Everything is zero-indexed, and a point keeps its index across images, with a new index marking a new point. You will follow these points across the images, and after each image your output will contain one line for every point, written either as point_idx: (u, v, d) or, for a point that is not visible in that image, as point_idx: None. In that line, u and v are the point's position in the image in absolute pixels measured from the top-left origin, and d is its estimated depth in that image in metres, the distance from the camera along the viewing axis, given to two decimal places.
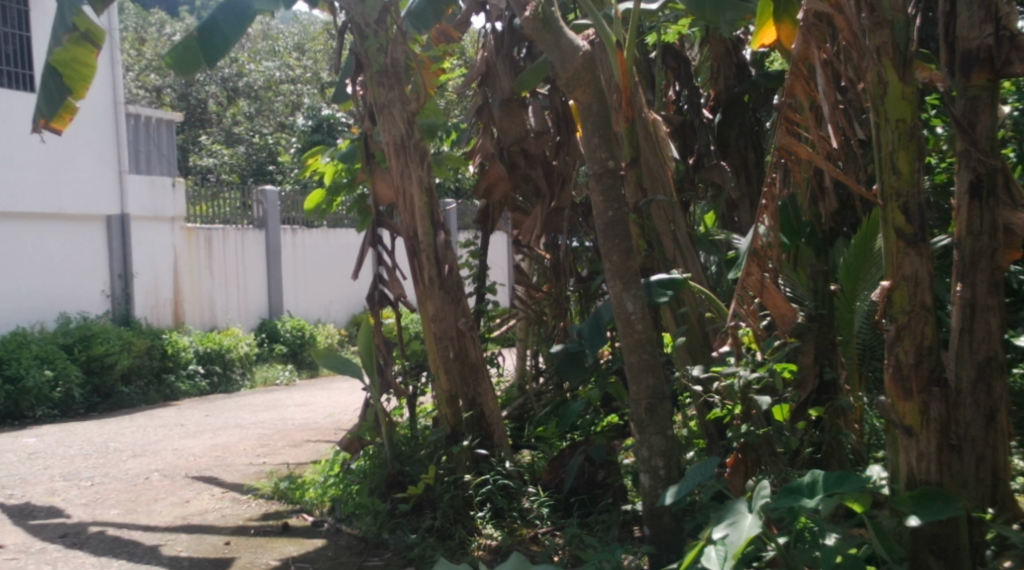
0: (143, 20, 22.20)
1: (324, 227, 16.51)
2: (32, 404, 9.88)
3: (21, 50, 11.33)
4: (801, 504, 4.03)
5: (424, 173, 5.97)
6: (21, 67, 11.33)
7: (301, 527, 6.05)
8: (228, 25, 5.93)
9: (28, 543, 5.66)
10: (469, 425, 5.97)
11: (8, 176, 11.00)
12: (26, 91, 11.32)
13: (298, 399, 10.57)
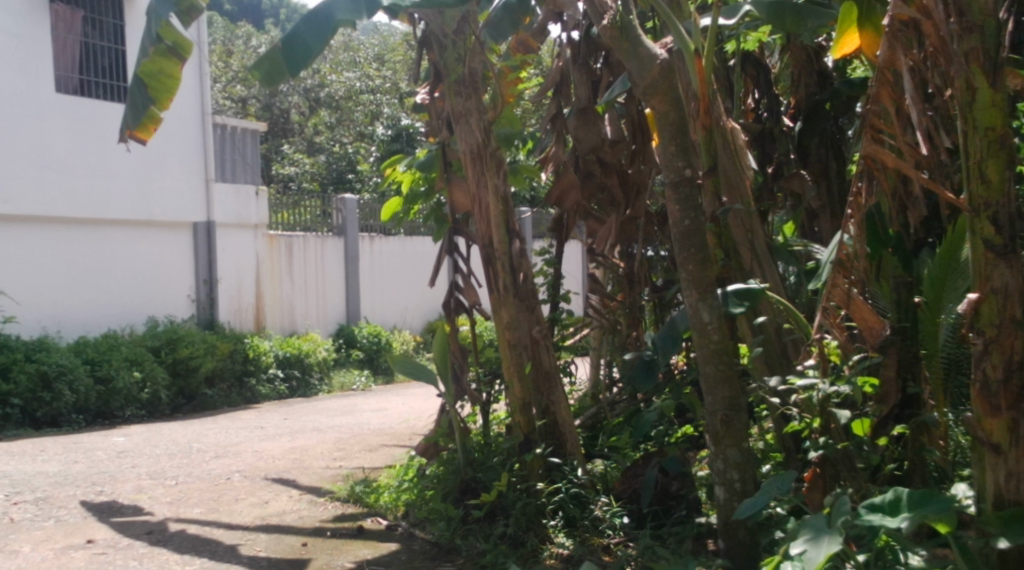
0: (231, 34, 23.74)
1: (401, 235, 16.72)
2: (122, 404, 10.24)
3: (115, 63, 11.79)
4: (883, 523, 3.92)
5: (500, 182, 6.02)
6: (116, 80, 11.81)
7: (376, 530, 6.14)
8: (310, 34, 6.06)
9: (116, 539, 5.86)
10: (542, 434, 5.99)
11: (100, 184, 11.42)
12: (118, 102, 11.75)
13: (374, 404, 10.72)
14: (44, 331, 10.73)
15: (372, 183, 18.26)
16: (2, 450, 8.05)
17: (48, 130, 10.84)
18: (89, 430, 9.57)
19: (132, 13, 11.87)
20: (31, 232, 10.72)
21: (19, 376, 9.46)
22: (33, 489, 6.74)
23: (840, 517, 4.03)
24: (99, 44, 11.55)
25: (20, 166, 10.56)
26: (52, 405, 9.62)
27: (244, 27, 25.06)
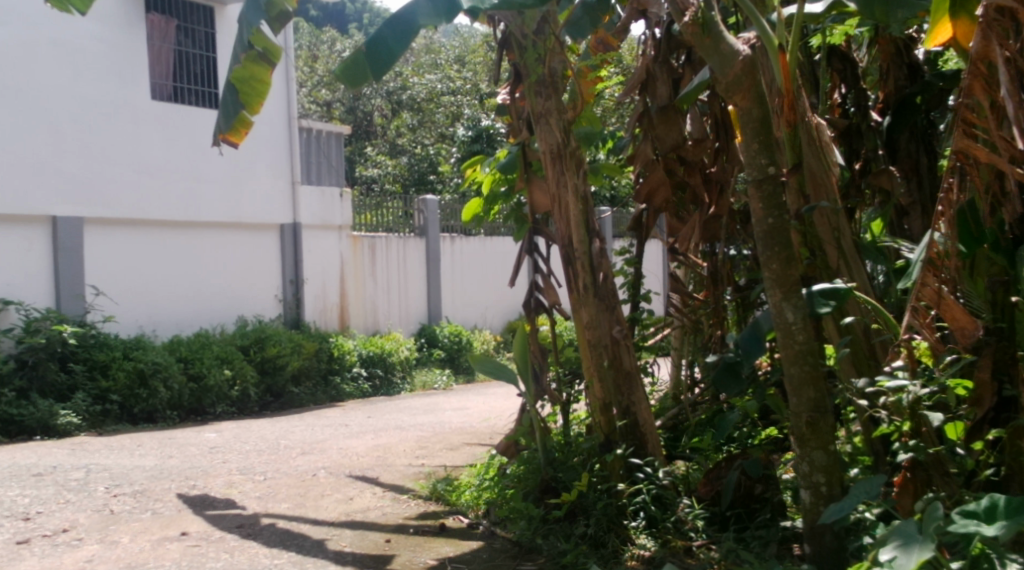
0: (316, 39, 24.86)
1: (481, 235, 16.84)
2: (214, 401, 10.53)
3: (206, 70, 12.14)
4: (980, 530, 3.80)
5: (580, 182, 6.01)
6: (207, 86, 12.15)
7: (457, 529, 6.21)
8: (392, 37, 6.13)
9: (208, 532, 6.04)
10: (623, 434, 5.98)
11: (193, 188, 11.76)
12: (211, 108, 12.10)
13: (455, 403, 10.81)
14: (141, 330, 11.11)
15: (454, 184, 18.34)
16: (100, 444, 8.37)
17: (145, 137, 11.21)
18: (184, 427, 9.87)
19: (222, 22, 12.28)
20: (128, 235, 11.11)
21: (117, 373, 9.82)
22: (131, 482, 6.98)
23: (931, 524, 3.92)
24: (191, 52, 11.92)
25: (118, 171, 10.96)
26: (149, 401, 9.94)
27: (330, 32, 25.53)
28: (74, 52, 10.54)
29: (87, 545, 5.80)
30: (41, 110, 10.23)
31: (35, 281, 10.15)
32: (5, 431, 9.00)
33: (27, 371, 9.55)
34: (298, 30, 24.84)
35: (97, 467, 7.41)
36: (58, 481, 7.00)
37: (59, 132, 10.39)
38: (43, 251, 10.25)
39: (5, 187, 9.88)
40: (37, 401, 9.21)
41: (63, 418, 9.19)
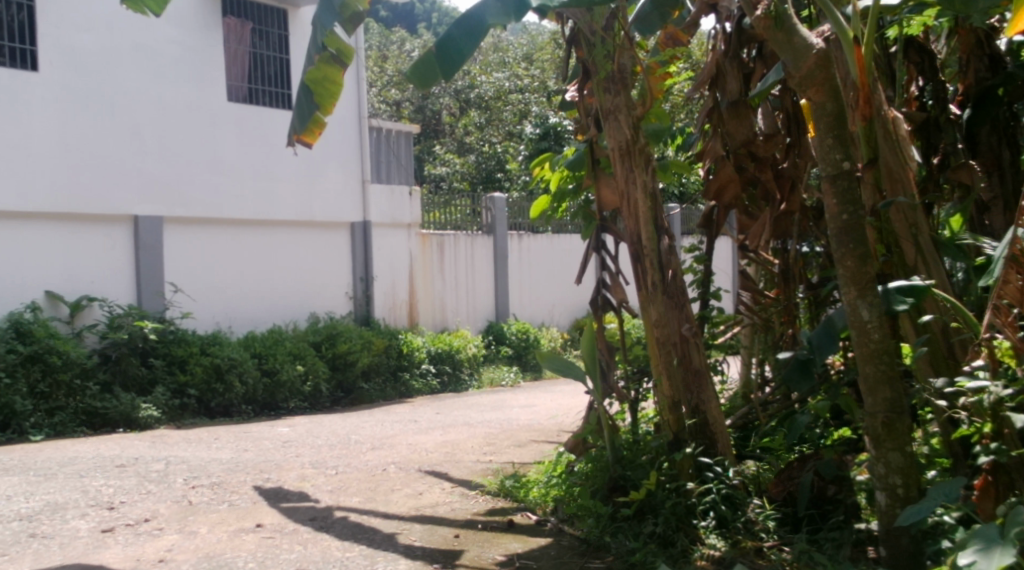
0: (387, 39, 25.15)
1: (549, 233, 16.81)
2: (287, 396, 10.75)
3: (280, 71, 12.36)
4: None
5: (650, 179, 5.95)
6: (280, 87, 12.34)
7: (525, 525, 6.24)
8: (463, 37, 6.17)
9: (282, 524, 6.17)
10: (692, 433, 5.92)
11: (266, 187, 12.03)
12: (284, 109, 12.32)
13: (523, 400, 10.84)
14: (217, 326, 11.36)
15: (521, 182, 18.31)
16: (178, 437, 8.62)
17: (221, 137, 11.49)
18: (259, 421, 10.10)
19: (296, 23, 12.47)
20: (205, 233, 11.38)
21: (195, 368, 10.10)
22: (208, 474, 7.17)
23: (1014, 527, 3.82)
24: (265, 54, 12.16)
25: (196, 171, 11.24)
26: (225, 396, 10.20)
27: (399, 32, 25.76)
28: (154, 56, 10.84)
29: (167, 534, 5.98)
30: (124, 114, 10.55)
31: (117, 279, 10.47)
32: (90, 422, 9.36)
33: (110, 366, 9.90)
34: (368, 30, 25.05)
35: (176, 459, 7.63)
36: (140, 472, 7.23)
37: (140, 135, 10.70)
38: (125, 250, 10.56)
39: (88, 189, 10.21)
40: (119, 394, 9.54)
41: (144, 411, 9.48)
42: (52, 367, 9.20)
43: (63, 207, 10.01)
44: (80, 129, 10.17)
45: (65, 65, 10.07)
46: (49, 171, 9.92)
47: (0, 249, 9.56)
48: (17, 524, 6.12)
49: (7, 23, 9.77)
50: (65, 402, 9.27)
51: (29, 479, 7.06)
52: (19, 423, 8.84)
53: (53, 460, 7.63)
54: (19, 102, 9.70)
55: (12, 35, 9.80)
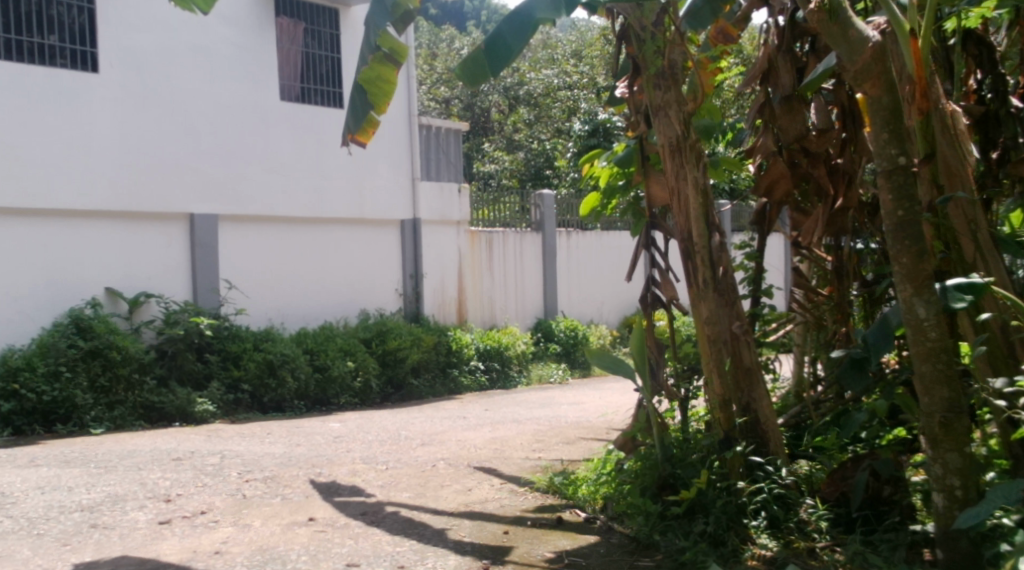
0: (436, 38, 25.24)
1: (598, 229, 16.77)
2: (338, 391, 10.86)
3: (332, 71, 12.48)
4: None
5: (700, 175, 5.90)
6: (331, 86, 12.44)
7: (575, 522, 6.24)
8: (511, 34, 6.17)
9: (334, 518, 6.24)
10: (743, 432, 5.86)
11: (319, 184, 12.16)
12: (336, 107, 12.43)
13: (572, 397, 10.82)
14: (270, 322, 11.53)
15: (569, 179, 18.25)
16: (233, 432, 8.76)
17: (274, 136, 11.65)
18: (311, 416, 10.23)
19: (347, 23, 12.62)
20: (259, 230, 11.55)
21: (248, 364, 10.27)
22: (261, 468, 7.28)
23: None
24: (318, 53, 12.28)
25: (249, 169, 11.41)
26: (278, 391, 10.36)
27: (448, 30, 25.82)
28: (210, 57, 11.02)
29: (222, 527, 6.09)
30: (180, 113, 10.74)
31: (174, 276, 10.68)
32: (148, 416, 9.56)
33: (166, 360, 10.10)
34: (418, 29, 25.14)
35: (231, 453, 7.76)
36: (195, 465, 7.37)
37: (196, 134, 10.89)
38: (181, 247, 10.77)
39: (146, 187, 10.42)
40: (176, 389, 9.75)
41: (199, 406, 9.71)
42: (111, 362, 9.42)
43: (123, 205, 10.22)
44: (139, 129, 10.38)
45: (125, 67, 10.28)
46: (109, 170, 10.13)
47: (65, 248, 9.81)
48: (78, 515, 6.28)
49: (68, 26, 9.94)
50: (123, 396, 9.48)
51: (90, 471, 7.24)
52: (79, 417, 9.09)
53: (112, 453, 7.81)
54: (80, 103, 9.91)
55: (73, 38, 9.97)
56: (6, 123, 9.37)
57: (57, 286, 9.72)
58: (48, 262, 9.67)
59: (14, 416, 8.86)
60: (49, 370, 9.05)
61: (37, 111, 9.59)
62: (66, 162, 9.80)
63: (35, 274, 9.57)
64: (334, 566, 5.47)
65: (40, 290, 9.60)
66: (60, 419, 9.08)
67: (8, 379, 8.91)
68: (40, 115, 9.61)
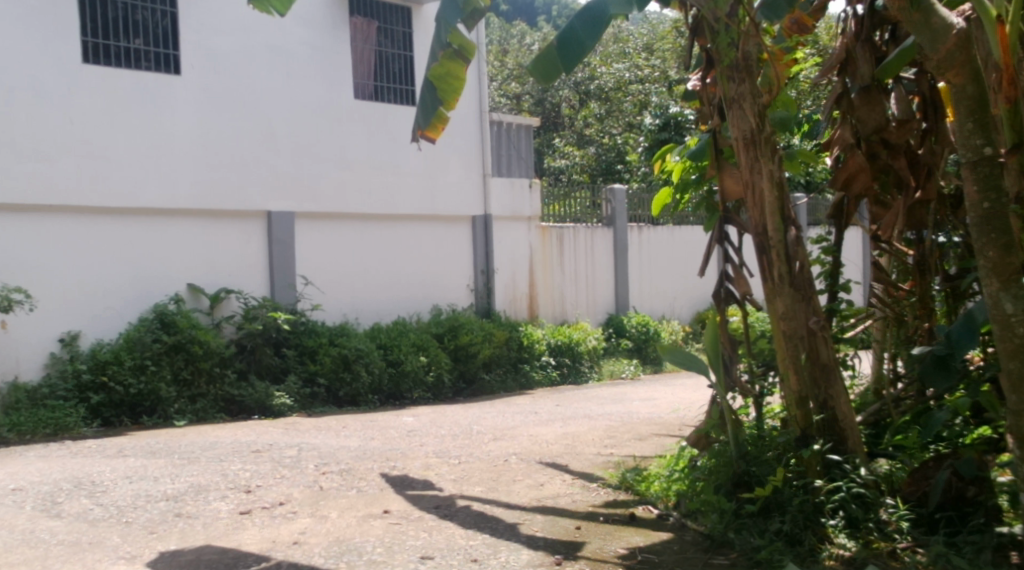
0: (507, 34, 25.25)
1: (670, 224, 16.56)
2: (411, 386, 10.97)
3: (404, 69, 12.58)
4: None
5: (775, 168, 5.78)
6: (403, 84, 12.55)
7: (648, 519, 6.21)
8: (584, 31, 6.16)
9: (408, 511, 6.31)
10: (820, 429, 5.76)
11: (392, 182, 12.29)
12: (408, 105, 12.54)
13: (644, 393, 10.74)
14: (345, 318, 11.74)
15: (641, 174, 18.08)
16: (310, 425, 8.93)
17: (347, 134, 11.80)
18: (384, 411, 10.36)
19: (419, 22, 12.71)
20: (333, 228, 11.75)
21: (324, 358, 10.45)
22: (338, 461, 7.40)
23: None
24: (390, 52, 12.40)
25: (324, 167, 11.59)
26: (352, 385, 10.49)
27: (519, 26, 25.79)
28: (286, 57, 11.22)
29: (300, 517, 6.22)
30: (257, 113, 10.96)
31: (252, 272, 10.93)
32: (228, 409, 9.86)
33: (245, 355, 10.33)
34: (489, 25, 25.07)
35: (308, 445, 7.91)
36: (274, 457, 7.53)
37: (273, 133, 11.10)
38: (259, 244, 11.01)
39: (225, 186, 10.67)
40: (255, 382, 10.00)
41: (278, 399, 9.91)
42: (193, 356, 9.69)
43: (203, 204, 10.48)
44: (219, 129, 10.62)
45: (205, 69, 10.52)
46: (190, 170, 10.39)
47: (148, 246, 10.11)
48: (164, 504, 6.47)
49: (152, 29, 10.24)
50: (205, 389, 9.76)
51: (174, 461, 7.46)
52: (164, 409, 9.40)
53: (196, 444, 8.03)
54: (163, 105, 10.17)
55: (157, 41, 10.26)
56: (92, 125, 9.67)
57: (141, 282, 10.03)
58: (132, 258, 9.98)
59: (102, 408, 9.20)
60: (135, 363, 9.35)
61: (121, 113, 9.88)
62: (149, 163, 10.08)
63: (120, 271, 9.88)
64: (408, 558, 5.52)
65: (125, 286, 9.91)
66: (146, 411, 9.39)
67: (97, 372, 9.24)
68: (124, 117, 9.90)
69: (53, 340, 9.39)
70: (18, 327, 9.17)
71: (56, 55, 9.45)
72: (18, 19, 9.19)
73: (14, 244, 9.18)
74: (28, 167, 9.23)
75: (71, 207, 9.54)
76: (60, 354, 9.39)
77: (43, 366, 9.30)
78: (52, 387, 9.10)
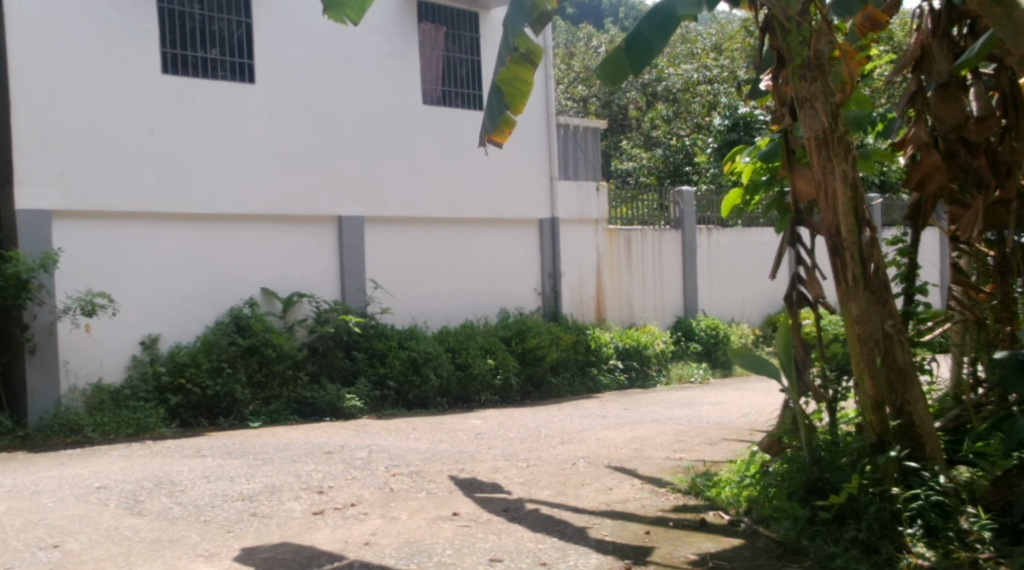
0: (575, 36, 25.17)
1: (740, 226, 16.33)
2: (479, 389, 11.02)
3: (472, 74, 12.62)
4: None
5: (849, 168, 5.67)
6: (472, 88, 12.61)
7: (718, 524, 6.13)
8: (652, 32, 6.11)
9: (477, 513, 6.33)
10: (897, 435, 5.61)
11: (458, 186, 12.34)
12: (476, 109, 12.58)
13: (713, 397, 10.62)
14: (413, 320, 11.83)
15: (710, 175, 17.87)
16: (380, 427, 9.03)
17: (417, 139, 11.90)
18: (452, 413, 10.43)
19: (486, 27, 12.75)
20: (403, 231, 11.88)
21: (394, 361, 10.56)
22: (408, 463, 7.48)
23: None
24: (458, 57, 12.46)
25: (394, 172, 11.71)
26: (421, 388, 10.58)
27: (585, 29, 25.69)
28: (357, 65, 11.38)
29: (372, 518, 6.29)
30: (329, 120, 11.13)
31: (324, 276, 11.10)
32: (301, 411, 10.06)
33: (317, 358, 10.49)
34: (555, 29, 24.95)
35: (378, 447, 8.01)
36: (346, 459, 7.64)
37: (344, 140, 11.25)
38: (330, 249, 11.17)
39: (297, 191, 10.85)
40: (326, 385, 10.18)
41: (348, 401, 10.07)
42: (268, 359, 9.90)
43: (276, 209, 10.68)
44: (292, 136, 10.81)
45: (278, 77, 10.74)
46: (264, 176, 10.60)
47: (223, 252, 10.34)
48: (240, 504, 6.61)
49: (228, 39, 10.46)
50: (278, 391, 9.99)
51: (250, 462, 7.62)
52: (239, 411, 9.67)
53: (270, 445, 8.19)
54: (237, 113, 10.40)
55: (232, 51, 10.48)
56: (171, 133, 9.93)
57: (218, 286, 10.27)
58: (210, 263, 10.23)
59: (181, 409, 9.47)
60: (212, 365, 9.62)
61: (198, 121, 10.12)
62: (226, 170, 10.31)
63: (197, 276, 10.13)
64: (477, 560, 5.54)
65: (203, 291, 10.15)
66: (222, 412, 9.66)
67: (176, 373, 9.52)
68: (202, 126, 10.14)
69: (134, 343, 9.66)
70: (100, 330, 9.45)
71: (136, 67, 9.73)
72: (100, 34, 9.49)
73: (97, 250, 9.47)
74: (109, 175, 9.51)
75: (151, 214, 9.81)
76: (141, 356, 9.66)
77: (125, 368, 9.58)
78: (133, 388, 9.39)
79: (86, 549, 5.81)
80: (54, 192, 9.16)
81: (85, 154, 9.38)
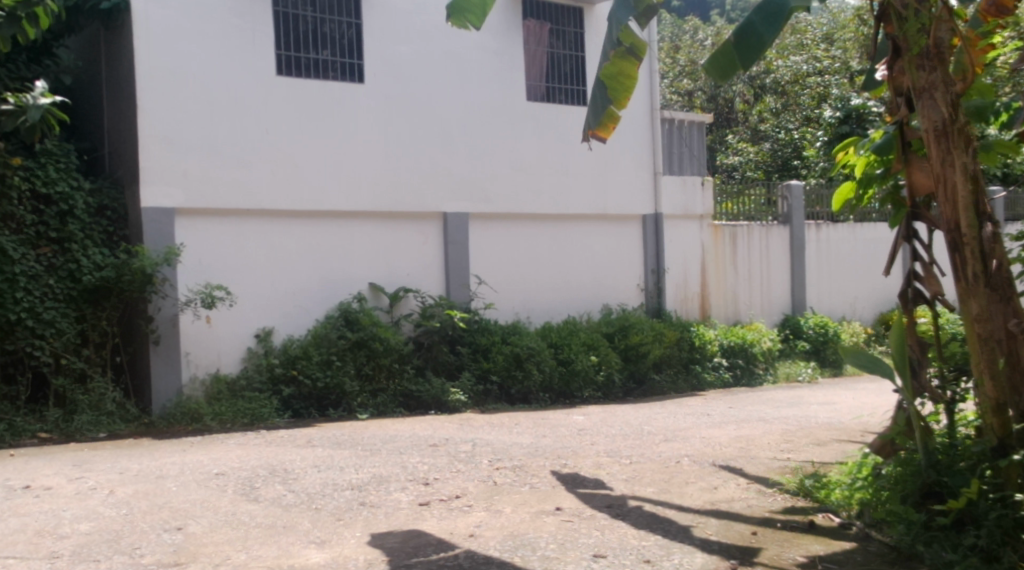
0: (679, 28, 24.80)
1: (851, 221, 15.87)
2: (581, 385, 11.00)
3: (577, 69, 12.57)
4: None
5: (969, 160, 5.44)
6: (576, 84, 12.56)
7: (828, 527, 5.98)
8: (764, 26, 5.95)
9: (580, 509, 6.32)
10: (1020, 439, 5.35)
11: (563, 182, 12.34)
12: (581, 105, 12.55)
13: (821, 397, 10.33)
14: (516, 316, 11.93)
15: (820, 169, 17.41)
16: (483, 421, 9.11)
17: (523, 135, 11.94)
18: (552, 409, 10.43)
19: (591, 22, 12.69)
20: (507, 227, 11.95)
21: (497, 356, 10.66)
22: (511, 457, 7.52)
23: None
24: (562, 53, 12.43)
25: (501, 168, 11.78)
26: (524, 382, 10.65)
27: (690, 20, 25.29)
28: (464, 62, 11.47)
29: (476, 511, 6.35)
30: (436, 117, 11.25)
31: (430, 271, 11.25)
32: (407, 403, 10.26)
33: (423, 352, 10.71)
34: (661, 22, 24.55)
35: (482, 441, 8.08)
36: (450, 452, 7.74)
37: (451, 137, 11.36)
38: (437, 244, 11.31)
39: (406, 188, 11.02)
40: (431, 379, 10.36)
41: (452, 395, 10.23)
42: (375, 352, 10.13)
43: (385, 206, 10.86)
44: (399, 133, 10.97)
45: (387, 76, 10.90)
46: (373, 173, 10.79)
47: (333, 247, 10.58)
48: (350, 493, 6.76)
49: (339, 40, 10.69)
50: (385, 384, 10.20)
51: (358, 452, 7.79)
52: (347, 403, 9.90)
53: (377, 437, 8.35)
54: (347, 112, 10.61)
55: (343, 52, 10.70)
56: (286, 132, 10.20)
57: (328, 281, 10.53)
58: (320, 259, 10.49)
59: (293, 401, 9.79)
60: (323, 358, 9.90)
61: (310, 120, 10.37)
62: (337, 167, 10.55)
63: (308, 271, 10.40)
64: (581, 555, 5.54)
65: (313, 285, 10.42)
66: (331, 404, 9.89)
67: (288, 365, 9.84)
68: (314, 125, 10.39)
69: (250, 335, 9.98)
70: (220, 322, 9.80)
71: (254, 68, 10.03)
72: (220, 36, 9.81)
73: (216, 245, 9.81)
74: (228, 174, 9.83)
75: (266, 210, 10.10)
76: (256, 348, 9.97)
77: (241, 360, 9.91)
78: (249, 379, 9.72)
79: (206, 532, 6.04)
80: (176, 190, 9.52)
81: (205, 154, 9.71)
